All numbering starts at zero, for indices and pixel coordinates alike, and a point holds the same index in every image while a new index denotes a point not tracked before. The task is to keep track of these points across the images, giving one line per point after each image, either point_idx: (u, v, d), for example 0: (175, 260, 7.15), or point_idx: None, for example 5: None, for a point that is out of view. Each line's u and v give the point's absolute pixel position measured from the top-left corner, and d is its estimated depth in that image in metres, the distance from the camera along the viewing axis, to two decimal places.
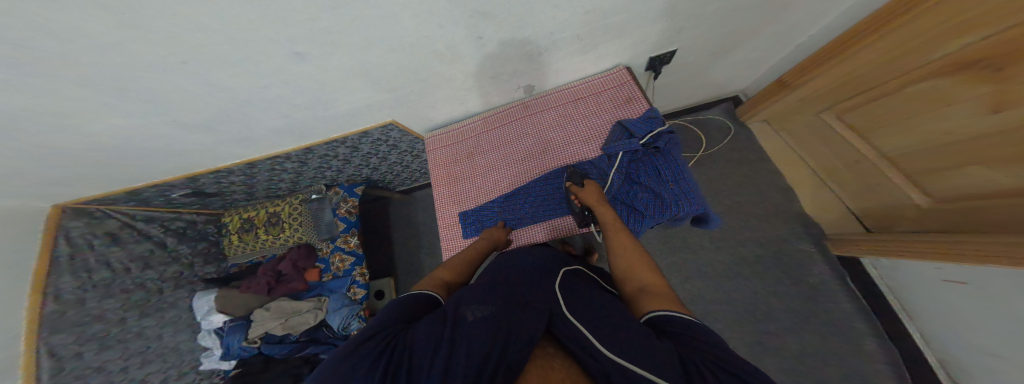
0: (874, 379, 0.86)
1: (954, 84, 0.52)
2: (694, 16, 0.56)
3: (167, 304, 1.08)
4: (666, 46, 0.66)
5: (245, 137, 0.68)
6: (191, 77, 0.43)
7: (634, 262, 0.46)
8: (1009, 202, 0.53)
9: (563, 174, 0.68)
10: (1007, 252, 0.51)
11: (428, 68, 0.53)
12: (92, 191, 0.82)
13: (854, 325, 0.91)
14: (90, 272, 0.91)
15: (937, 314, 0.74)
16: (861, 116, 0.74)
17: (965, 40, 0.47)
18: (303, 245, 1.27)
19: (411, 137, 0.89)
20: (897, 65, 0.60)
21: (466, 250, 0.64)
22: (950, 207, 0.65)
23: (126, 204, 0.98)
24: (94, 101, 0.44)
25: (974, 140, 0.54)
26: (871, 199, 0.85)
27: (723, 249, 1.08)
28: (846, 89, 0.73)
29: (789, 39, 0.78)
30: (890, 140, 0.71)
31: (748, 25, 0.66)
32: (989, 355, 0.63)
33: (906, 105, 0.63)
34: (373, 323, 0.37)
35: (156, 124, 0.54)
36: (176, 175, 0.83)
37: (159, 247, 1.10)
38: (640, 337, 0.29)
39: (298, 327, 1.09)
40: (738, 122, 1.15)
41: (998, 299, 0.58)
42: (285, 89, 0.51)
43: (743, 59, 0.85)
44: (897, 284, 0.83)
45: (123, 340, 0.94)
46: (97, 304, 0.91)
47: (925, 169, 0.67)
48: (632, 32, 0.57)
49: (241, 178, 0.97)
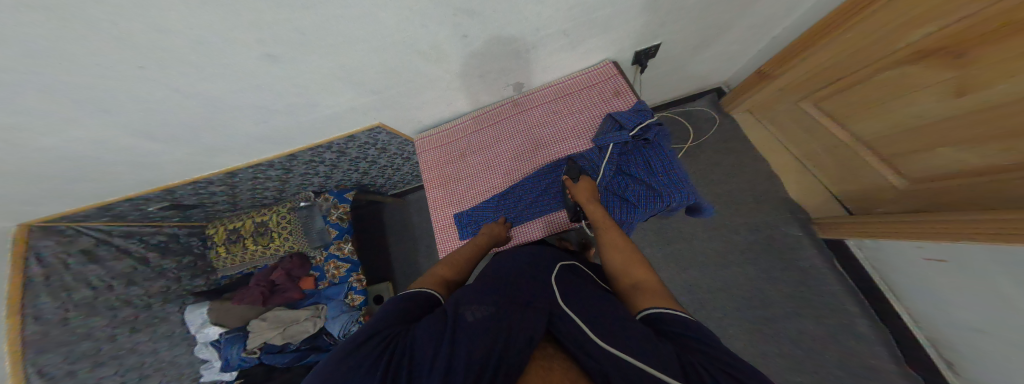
0: (861, 356, 0.90)
1: (917, 72, 0.55)
2: (676, 10, 0.56)
3: (156, 319, 1.06)
4: (651, 40, 0.66)
5: (224, 146, 0.66)
6: (156, 85, 0.41)
7: (627, 262, 0.45)
8: (980, 180, 0.55)
9: (562, 166, 0.68)
10: (989, 229, 0.52)
11: (411, 68, 0.52)
12: (65, 208, 0.79)
13: (842, 305, 0.95)
14: (70, 292, 0.88)
15: (919, 291, 0.77)
16: (835, 104, 0.77)
17: (925, 29, 0.49)
18: (296, 254, 1.24)
19: (399, 139, 0.88)
20: (863, 56, 0.62)
21: (465, 247, 0.63)
22: (924, 188, 0.67)
23: (98, 221, 0.93)
24: (52, 115, 0.41)
25: (940, 124, 0.56)
26: (851, 182, 0.87)
27: (715, 237, 1.10)
28: (820, 78, 0.75)
29: (765, 32, 0.79)
30: (864, 126, 0.73)
31: (731, 17, 0.67)
32: (974, 330, 0.66)
33: (875, 92, 0.65)
34: (371, 324, 0.36)
35: (128, 135, 0.52)
36: (151, 187, 0.80)
37: (141, 263, 1.05)
38: (638, 336, 0.29)
39: (297, 337, 1.10)
40: (723, 112, 1.17)
41: (978, 274, 0.60)
42: (262, 93, 0.49)
43: (722, 52, 0.86)
44: (880, 265, 0.86)
45: (117, 356, 0.95)
46: (82, 323, 0.90)
47: (898, 152, 0.69)
48: (615, 27, 0.57)
49: (223, 188, 0.94)
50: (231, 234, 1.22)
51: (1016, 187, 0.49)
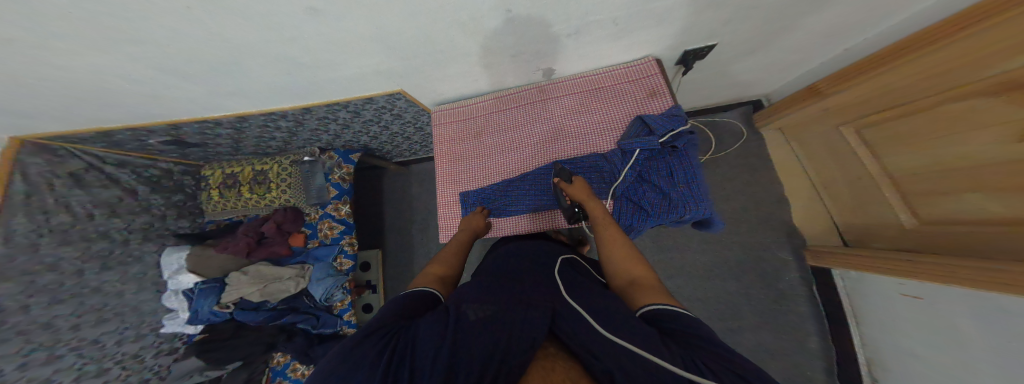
0: (807, 371, 1.00)
1: (987, 108, 0.51)
2: (746, 8, 0.53)
3: (131, 257, 1.04)
4: (707, 39, 0.64)
5: (240, 91, 0.63)
6: (193, 26, 0.39)
7: (621, 254, 0.47)
8: (993, 230, 0.55)
9: (546, 175, 0.70)
10: (978, 275, 0.54)
11: (446, 37, 0.50)
12: (63, 127, 0.75)
13: (804, 326, 1.03)
14: (48, 215, 0.85)
15: (880, 321, 0.84)
16: (885, 131, 0.74)
17: (1011, 63, 0.45)
18: (290, 208, 1.22)
19: (417, 108, 0.85)
20: (943, 81, 0.58)
21: (453, 244, 0.64)
22: (933, 230, 0.69)
23: (95, 146, 0.91)
24: (73, 39, 0.39)
25: (982, 169, 0.55)
26: (859, 216, 0.89)
27: (710, 252, 1.15)
28: (886, 99, 0.71)
29: (839, 42, 0.74)
30: (900, 160, 0.73)
31: (789, 26, 0.64)
32: (912, 357, 0.74)
33: (933, 124, 0.62)
34: (371, 322, 0.37)
35: (148, 69, 0.50)
36: (158, 121, 0.76)
37: (129, 195, 1.04)
38: (642, 337, 0.29)
39: (277, 295, 1.12)
40: (752, 127, 1.18)
41: (945, 314, 0.64)
42: (292, 46, 0.47)
43: (775, 61, 0.83)
44: (856, 294, 0.91)
45: (77, 295, 0.90)
46: (51, 252, 0.86)
47: (922, 192, 0.69)
48: (670, 21, 0.55)
49: (229, 131, 0.91)
50: (227, 179, 1.19)
51: None
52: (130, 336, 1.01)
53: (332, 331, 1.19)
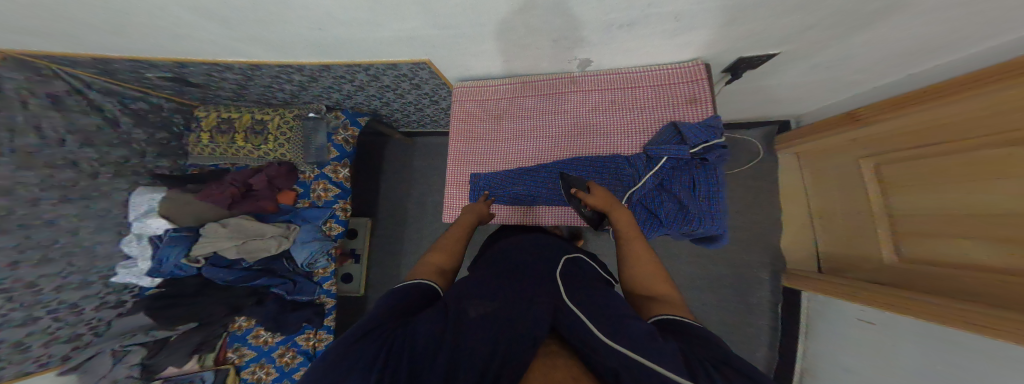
0: None
1: (999, 159, 0.52)
2: (827, 19, 0.51)
3: (96, 192, 0.97)
4: (771, 47, 0.62)
5: (264, 40, 0.59)
6: None
7: (647, 271, 0.48)
8: (963, 272, 0.59)
9: (553, 178, 0.71)
10: (938, 306, 0.59)
11: (492, 12, 0.47)
12: (55, 49, 0.67)
13: (759, 337, 1.16)
14: (13, 135, 0.77)
15: (831, 340, 0.94)
16: (901, 169, 0.76)
17: None
18: (284, 163, 1.18)
19: (438, 81, 0.82)
20: (971, 126, 0.58)
21: (456, 234, 0.64)
22: (906, 267, 0.74)
23: (84, 70, 0.83)
24: None
25: (976, 217, 0.57)
26: (844, 246, 0.94)
27: (692, 263, 1.24)
28: (921, 135, 0.70)
29: (887, 69, 0.73)
30: (907, 199, 0.74)
31: (823, 51, 0.65)
32: (845, 372, 0.85)
33: (948, 168, 0.63)
34: (365, 321, 0.36)
35: (177, 6, 0.46)
36: (164, 57, 0.70)
37: (109, 125, 0.97)
38: (641, 337, 0.31)
39: (254, 253, 1.06)
40: (769, 148, 1.24)
41: (890, 340, 0.73)
42: (334, 3, 0.44)
43: (801, 81, 0.84)
44: (816, 314, 1.02)
45: (26, 227, 0.83)
46: (10, 175, 0.78)
47: (912, 232, 0.73)
48: (738, 24, 0.52)
49: (237, 76, 0.85)
50: (222, 123, 1.12)
51: (987, 285, 0.54)
52: (75, 281, 0.94)
53: (308, 298, 1.19)
